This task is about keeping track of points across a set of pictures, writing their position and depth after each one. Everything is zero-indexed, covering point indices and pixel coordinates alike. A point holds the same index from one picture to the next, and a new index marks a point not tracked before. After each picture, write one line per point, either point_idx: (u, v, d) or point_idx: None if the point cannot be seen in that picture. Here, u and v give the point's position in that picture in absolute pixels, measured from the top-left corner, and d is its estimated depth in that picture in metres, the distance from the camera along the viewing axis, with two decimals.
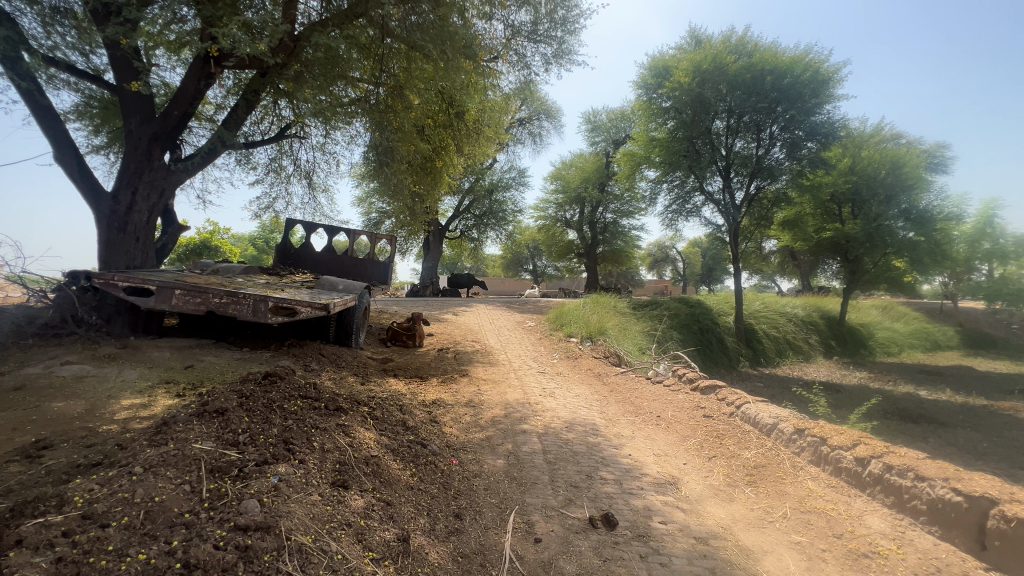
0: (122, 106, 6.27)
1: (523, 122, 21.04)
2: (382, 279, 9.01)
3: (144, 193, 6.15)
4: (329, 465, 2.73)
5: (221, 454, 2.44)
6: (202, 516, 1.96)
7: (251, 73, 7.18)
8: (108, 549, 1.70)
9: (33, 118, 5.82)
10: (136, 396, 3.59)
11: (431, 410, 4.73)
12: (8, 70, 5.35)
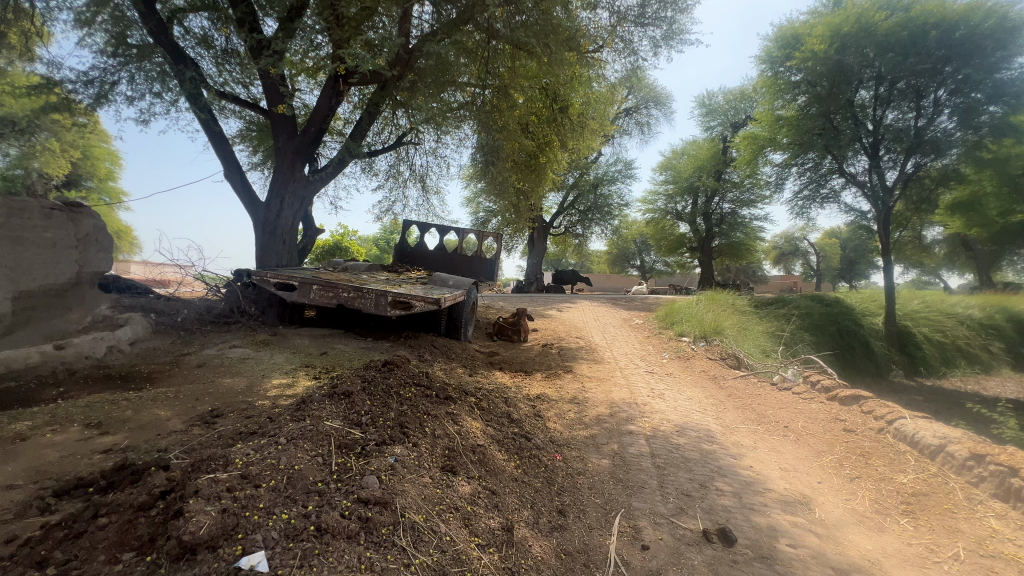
0: (273, 128, 7.29)
1: (630, 112, 20.29)
2: (489, 275, 9.31)
3: (289, 201, 7.11)
4: (439, 450, 2.88)
5: (347, 432, 2.71)
6: (332, 487, 2.19)
7: (373, 88, 7.89)
8: (259, 506, 1.96)
9: (210, 143, 7.04)
10: (283, 377, 4.16)
11: (536, 404, 4.78)
12: (192, 105, 6.55)
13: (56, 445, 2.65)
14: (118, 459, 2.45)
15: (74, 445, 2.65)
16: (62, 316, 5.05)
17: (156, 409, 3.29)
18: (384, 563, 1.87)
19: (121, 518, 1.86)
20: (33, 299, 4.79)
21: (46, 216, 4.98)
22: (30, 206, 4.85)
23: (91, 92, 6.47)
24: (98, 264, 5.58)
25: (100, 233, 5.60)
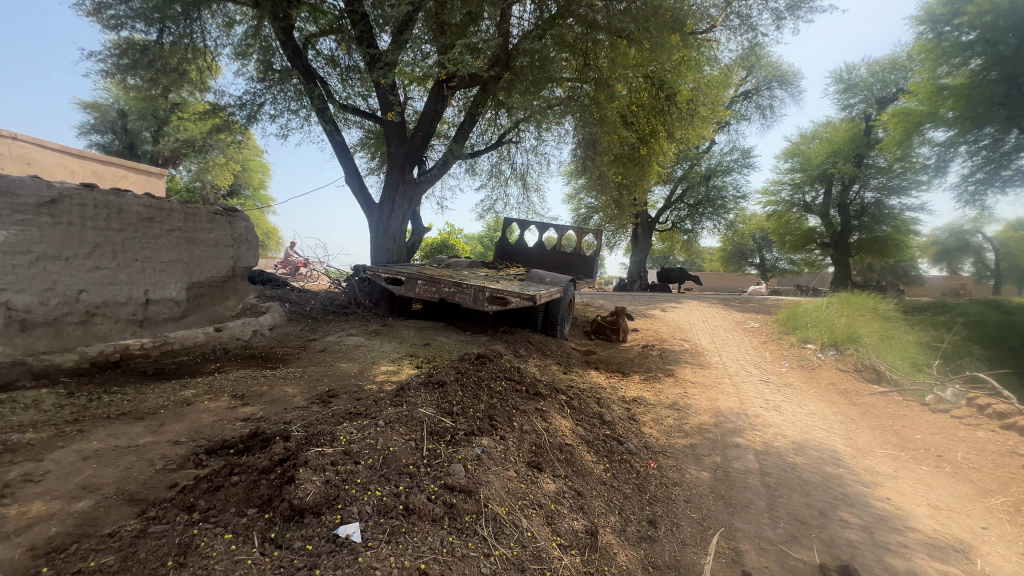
0: (386, 135, 7.92)
1: (749, 95, 18.51)
2: (588, 272, 9.14)
3: (400, 202, 7.68)
4: (526, 446, 2.90)
5: (439, 420, 2.85)
6: (421, 471, 2.32)
7: (476, 91, 8.18)
8: (357, 481, 2.15)
9: (335, 152, 7.88)
10: (390, 364, 4.52)
11: (631, 407, 4.59)
12: (321, 118, 7.38)
13: (210, 411, 3.17)
14: (253, 427, 2.87)
15: (223, 412, 3.16)
16: (221, 302, 6.10)
17: (286, 386, 3.79)
18: (464, 550, 1.92)
19: (249, 477, 2.17)
20: (201, 288, 5.80)
21: (211, 220, 5.91)
22: (200, 211, 5.77)
23: (245, 113, 7.60)
24: (248, 260, 6.55)
25: (250, 233, 6.53)
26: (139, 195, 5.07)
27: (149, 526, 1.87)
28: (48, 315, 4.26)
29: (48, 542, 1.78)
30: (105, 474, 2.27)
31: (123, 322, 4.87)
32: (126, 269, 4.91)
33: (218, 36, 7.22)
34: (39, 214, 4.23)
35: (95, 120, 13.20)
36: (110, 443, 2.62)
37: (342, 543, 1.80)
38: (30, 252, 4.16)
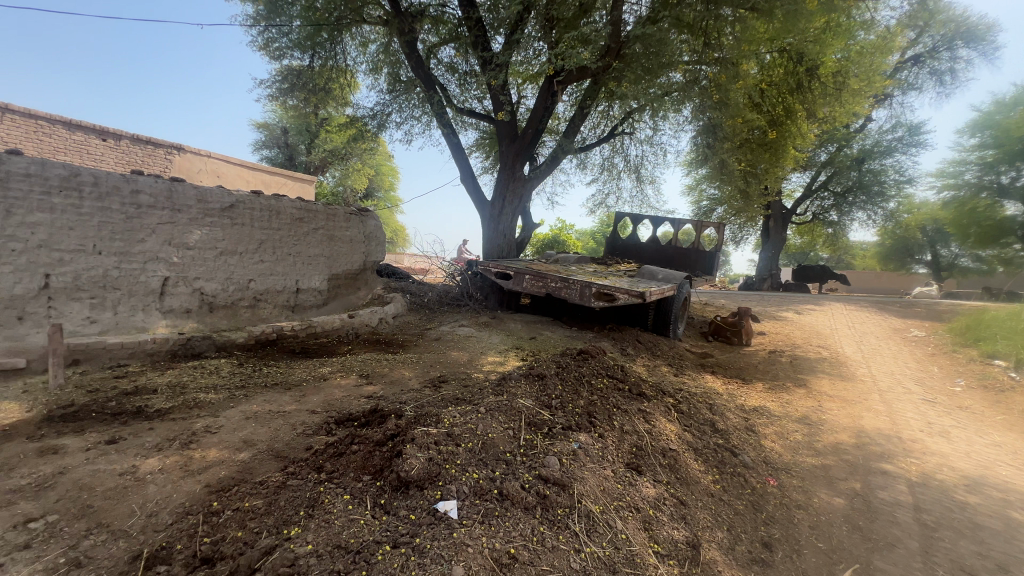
0: (499, 134, 8.21)
1: (920, 59, 15.49)
2: (707, 269, 8.45)
3: (510, 199, 7.93)
4: (626, 446, 2.81)
5: (538, 412, 2.90)
6: (517, 459, 2.39)
7: (588, 84, 8.06)
8: (458, 462, 2.28)
9: (453, 153, 8.37)
10: (496, 355, 4.70)
11: (750, 417, 4.18)
12: (439, 123, 7.91)
13: (341, 387, 3.62)
14: (374, 404, 3.21)
15: (351, 389, 3.58)
16: (354, 292, 6.90)
17: (403, 369, 4.17)
18: (555, 541, 1.93)
19: (366, 448, 2.43)
20: (339, 279, 6.60)
21: (347, 219, 6.68)
22: (339, 212, 6.55)
23: (376, 122, 8.44)
24: (377, 255, 7.28)
25: (378, 230, 7.23)
26: (293, 199, 5.94)
27: (289, 479, 2.20)
28: (227, 300, 5.25)
29: (218, 482, 2.20)
30: (260, 433, 2.73)
31: (280, 308, 5.80)
32: (282, 262, 5.80)
33: (356, 55, 8.12)
34: (222, 217, 5.19)
35: (265, 138, 15.75)
36: (266, 407, 3.14)
37: (440, 517, 1.94)
38: (215, 248, 5.14)
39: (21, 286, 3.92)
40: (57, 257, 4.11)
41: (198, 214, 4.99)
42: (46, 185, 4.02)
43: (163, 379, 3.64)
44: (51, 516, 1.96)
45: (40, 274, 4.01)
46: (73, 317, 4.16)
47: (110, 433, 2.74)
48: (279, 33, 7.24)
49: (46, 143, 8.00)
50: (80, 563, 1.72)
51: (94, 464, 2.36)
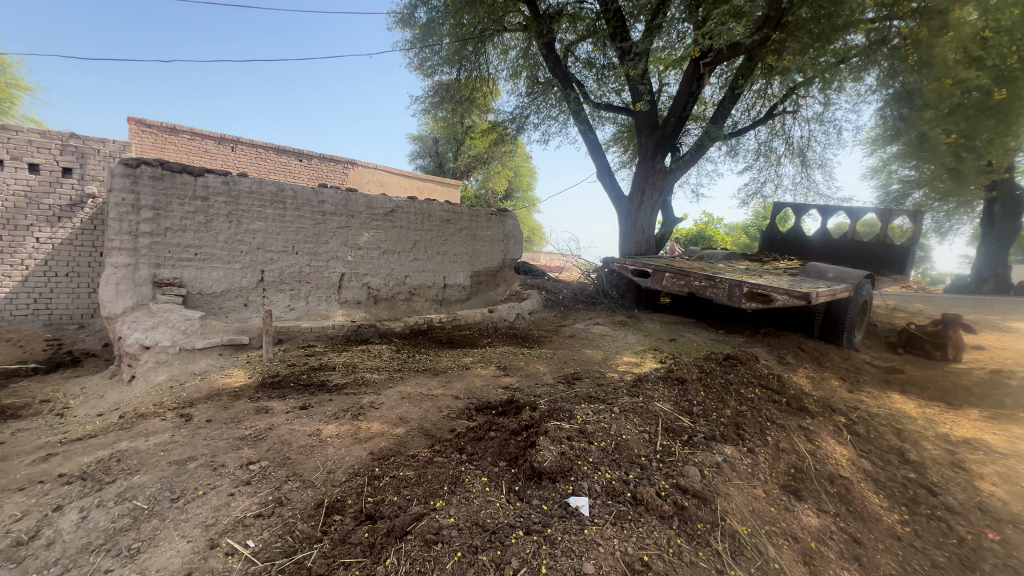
0: (637, 126, 7.90)
1: None
2: (896, 267, 7.00)
3: (649, 192, 7.63)
4: (782, 467, 2.48)
5: (676, 417, 2.74)
6: (653, 464, 2.28)
7: (741, 61, 7.28)
8: (590, 459, 2.28)
9: (589, 149, 8.29)
10: (632, 355, 4.54)
11: (959, 449, 3.33)
12: (576, 120, 7.91)
13: (481, 376, 3.87)
14: (510, 394, 3.37)
15: (490, 378, 3.81)
16: (494, 289, 7.32)
17: (538, 363, 4.29)
18: (694, 557, 1.79)
19: (503, 435, 2.57)
20: (480, 276, 7.05)
21: (488, 219, 7.10)
22: (481, 213, 6.99)
23: (516, 126, 8.79)
24: (515, 253, 7.59)
25: (516, 228, 7.53)
26: (442, 202, 6.51)
27: (435, 456, 2.43)
28: (388, 293, 6.00)
29: (379, 450, 2.53)
30: (412, 412, 3.07)
31: (431, 301, 6.43)
32: (432, 260, 6.40)
33: (498, 64, 8.54)
34: (385, 220, 5.93)
35: (419, 148, 17.56)
36: (417, 389, 3.52)
37: (572, 512, 1.95)
38: (379, 248, 5.90)
39: (246, 280, 5.01)
40: (269, 257, 5.15)
41: (367, 218, 5.79)
42: (262, 199, 5.06)
43: (340, 359, 4.32)
44: (263, 462, 2.47)
45: (258, 270, 5.08)
46: (279, 305, 5.18)
47: (303, 401, 3.34)
48: (432, 52, 7.98)
49: (262, 166, 10.05)
50: (281, 502, 2.14)
51: (291, 424, 2.91)
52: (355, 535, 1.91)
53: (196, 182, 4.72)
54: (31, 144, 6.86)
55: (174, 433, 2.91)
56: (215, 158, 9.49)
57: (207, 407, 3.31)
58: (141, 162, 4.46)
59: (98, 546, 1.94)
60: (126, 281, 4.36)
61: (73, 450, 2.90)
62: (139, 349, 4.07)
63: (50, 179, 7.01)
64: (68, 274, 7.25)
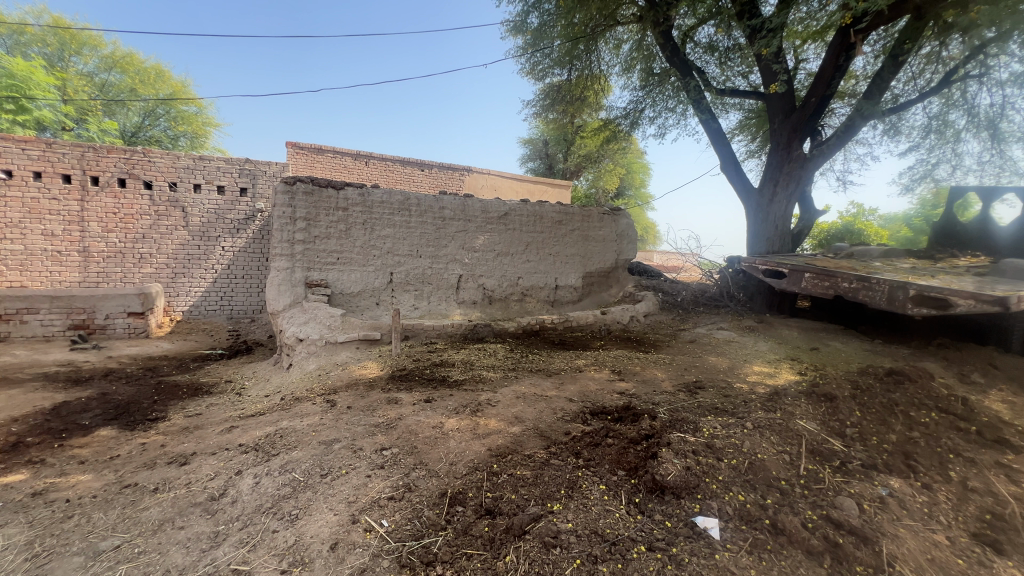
0: (769, 110, 7.15)
1: None
2: None
3: (784, 183, 6.93)
4: (971, 511, 1.98)
5: (824, 440, 2.44)
6: (796, 491, 2.03)
7: (905, 22, 6.17)
8: (719, 478, 2.11)
9: (711, 140, 7.70)
10: (765, 365, 4.08)
11: None
12: (696, 110, 7.40)
13: (595, 380, 3.79)
14: (626, 401, 3.25)
15: (605, 382, 3.71)
16: (606, 290, 7.15)
17: (656, 369, 4.08)
18: None
19: (620, 444, 2.49)
20: (592, 277, 6.94)
21: (600, 219, 6.96)
22: (593, 213, 6.88)
23: (629, 121, 8.54)
24: (628, 252, 7.33)
25: (630, 228, 7.26)
26: (554, 204, 6.54)
27: (551, 458, 2.43)
28: (502, 294, 6.18)
29: (497, 447, 2.61)
30: (527, 412, 3.11)
31: (542, 302, 6.48)
32: (544, 261, 6.46)
33: (610, 59, 8.34)
34: (499, 223, 6.13)
35: (530, 151, 17.92)
36: (532, 390, 3.57)
37: (700, 533, 1.81)
38: (494, 250, 6.12)
39: (378, 281, 5.54)
40: (397, 260, 5.62)
41: (482, 222, 6.04)
42: (392, 208, 5.56)
43: (458, 356, 4.55)
44: (395, 448, 2.70)
45: (388, 272, 5.58)
46: (405, 304, 5.63)
47: (426, 394, 3.58)
48: (543, 56, 8.06)
49: (391, 177, 11.05)
50: (410, 488, 2.30)
51: (417, 416, 3.13)
52: (476, 527, 1.99)
53: (339, 195, 5.35)
54: (219, 170, 8.37)
55: (323, 416, 3.31)
56: (353, 172, 10.66)
57: (348, 395, 3.71)
58: (297, 180, 5.17)
59: (267, 509, 2.27)
60: (285, 282, 5.10)
61: (249, 424, 3.45)
62: (295, 341, 4.73)
63: (232, 198, 8.48)
64: (244, 276, 8.72)
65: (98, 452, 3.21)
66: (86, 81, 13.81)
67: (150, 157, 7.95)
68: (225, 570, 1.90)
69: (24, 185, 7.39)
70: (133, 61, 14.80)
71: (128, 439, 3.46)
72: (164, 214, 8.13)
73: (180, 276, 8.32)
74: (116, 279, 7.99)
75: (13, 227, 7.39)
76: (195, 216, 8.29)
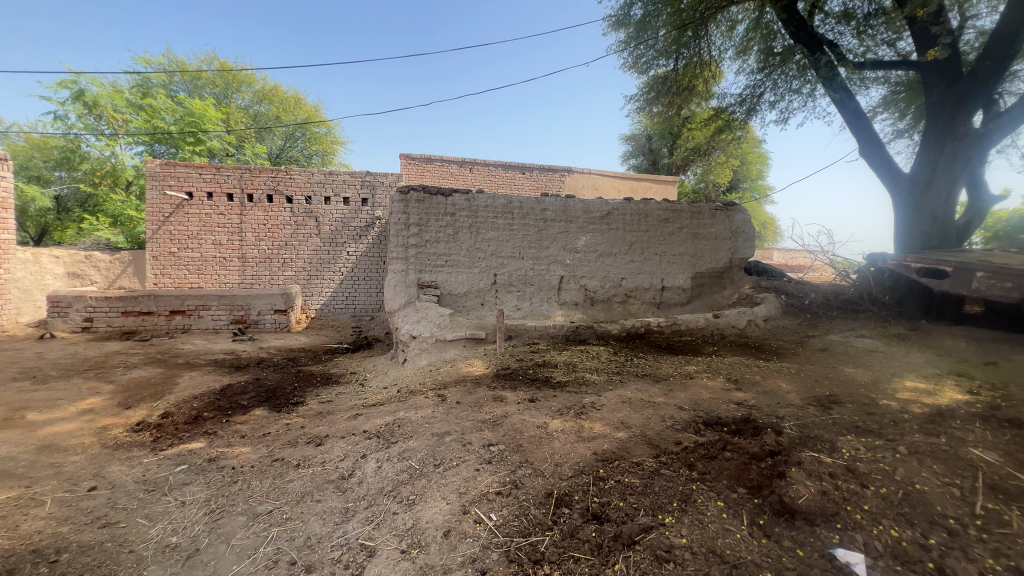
0: (924, 81, 6.13)
1: None
2: None
3: (946, 166, 6.00)
4: None
5: (1008, 474, 2.02)
6: (970, 532, 1.70)
7: None
8: (864, 508, 1.87)
9: (846, 121, 6.80)
10: (921, 380, 3.47)
11: None
12: (827, 88, 6.60)
13: (708, 388, 3.54)
14: (745, 413, 2.99)
15: (719, 391, 3.45)
16: (719, 292, 6.66)
17: (779, 380, 3.69)
18: None
19: (740, 459, 2.31)
20: (703, 278, 6.50)
21: (712, 215, 6.51)
22: (703, 209, 6.46)
23: (746, 107, 7.88)
24: (745, 251, 6.74)
25: (747, 224, 6.68)
26: (660, 201, 6.26)
27: (662, 468, 2.32)
28: (604, 296, 6.06)
29: (603, 452, 2.56)
30: (634, 417, 3.00)
31: (647, 304, 6.23)
32: (649, 262, 6.20)
33: (722, 43, 7.75)
34: (601, 223, 6.03)
35: (633, 148, 17.37)
36: (638, 395, 3.44)
37: (839, 566, 1.61)
38: (596, 251, 6.03)
39: (483, 282, 5.75)
40: (500, 262, 5.79)
41: (584, 222, 5.98)
42: (495, 211, 5.75)
43: (561, 358, 4.55)
44: (501, 445, 2.77)
45: (492, 274, 5.77)
46: (508, 305, 5.78)
47: (531, 394, 3.64)
48: (647, 48, 7.74)
49: (493, 182, 11.43)
50: (516, 485, 2.35)
51: (523, 415, 3.19)
52: (583, 531, 1.97)
53: (447, 201, 5.67)
54: (345, 182, 9.35)
55: (434, 409, 3.53)
56: (459, 179, 11.22)
57: (456, 391, 3.91)
58: (410, 189, 5.60)
59: (388, 491, 2.47)
60: (400, 283, 5.55)
61: (371, 413, 3.80)
62: (409, 338, 5.10)
63: (355, 208, 9.42)
64: (365, 278, 9.64)
65: (254, 428, 3.77)
66: (244, 114, 16.28)
67: (291, 175, 9.14)
68: (355, 543, 2.11)
69: (201, 204, 8.94)
70: (278, 92, 17.10)
71: (276, 419, 4.01)
72: (302, 224, 9.29)
73: (315, 278, 9.44)
74: (266, 281, 9.32)
75: (193, 239, 8.98)
76: (326, 224, 9.36)
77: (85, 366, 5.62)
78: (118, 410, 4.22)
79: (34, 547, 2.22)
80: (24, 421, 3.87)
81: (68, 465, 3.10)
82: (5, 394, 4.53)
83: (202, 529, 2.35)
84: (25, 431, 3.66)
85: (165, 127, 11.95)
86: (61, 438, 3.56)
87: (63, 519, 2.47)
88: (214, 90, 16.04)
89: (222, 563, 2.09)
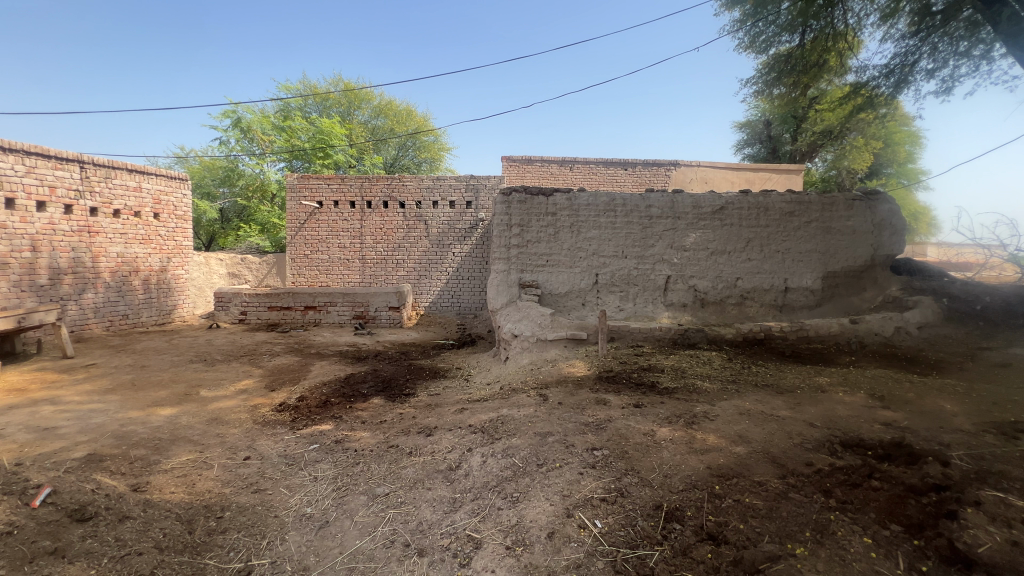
0: None
1: None
2: None
3: None
4: None
5: None
6: None
7: None
8: None
9: None
10: None
11: None
12: (1014, 46, 5.38)
13: (846, 404, 3.10)
14: (897, 436, 2.56)
15: (861, 408, 3.01)
16: (857, 294, 5.83)
17: (941, 399, 3.11)
18: None
19: (893, 491, 2.03)
20: (837, 278, 5.74)
21: (849, 206, 5.70)
22: (838, 199, 5.69)
23: (894, 80, 6.86)
24: (891, 246, 5.83)
25: (894, 215, 5.78)
26: (783, 193, 5.63)
27: (790, 491, 2.09)
28: (716, 297, 5.63)
29: (718, 467, 2.36)
30: (754, 432, 2.73)
31: (767, 306, 5.65)
32: (770, 260, 5.62)
33: (862, 8, 6.73)
34: (713, 218, 5.60)
35: (747, 135, 15.94)
36: (758, 407, 3.12)
37: None
38: (707, 248, 5.62)
39: (584, 282, 5.66)
40: (602, 261, 5.66)
41: (694, 218, 5.61)
42: (597, 209, 5.63)
43: (667, 362, 4.32)
44: (606, 450, 2.70)
45: (593, 274, 5.66)
46: (611, 305, 5.62)
47: (636, 399, 3.49)
48: (767, 24, 7.04)
49: (594, 180, 11.23)
50: (622, 493, 2.26)
51: (627, 420, 3.07)
52: (696, 551, 1.84)
53: (548, 200, 5.68)
54: (451, 187, 9.87)
55: (537, 409, 3.55)
56: (559, 178, 11.24)
57: (558, 391, 3.90)
58: (512, 191, 5.70)
59: (493, 486, 2.53)
60: (503, 283, 5.71)
61: (475, 408, 3.94)
62: (511, 336, 5.18)
63: (460, 211, 9.88)
64: (470, 277, 10.07)
65: (373, 415, 4.12)
66: (364, 128, 18.04)
67: (404, 183, 9.89)
68: (462, 533, 2.20)
69: (329, 211, 10.01)
70: (393, 106, 18.61)
71: (391, 408, 4.34)
72: (413, 227, 9.98)
73: (424, 277, 10.09)
74: (382, 280, 10.16)
75: (323, 242, 10.09)
76: (434, 227, 9.95)
77: (241, 352, 6.60)
78: (265, 392, 4.89)
79: (206, 503, 2.65)
80: (198, 396, 4.66)
81: (229, 436, 3.66)
82: (185, 372, 5.50)
83: (330, 504, 2.62)
84: (199, 404, 4.41)
85: (300, 144, 13.66)
86: (225, 413, 4.22)
87: (226, 482, 2.92)
88: (340, 108, 17.97)
89: (347, 537, 2.31)
